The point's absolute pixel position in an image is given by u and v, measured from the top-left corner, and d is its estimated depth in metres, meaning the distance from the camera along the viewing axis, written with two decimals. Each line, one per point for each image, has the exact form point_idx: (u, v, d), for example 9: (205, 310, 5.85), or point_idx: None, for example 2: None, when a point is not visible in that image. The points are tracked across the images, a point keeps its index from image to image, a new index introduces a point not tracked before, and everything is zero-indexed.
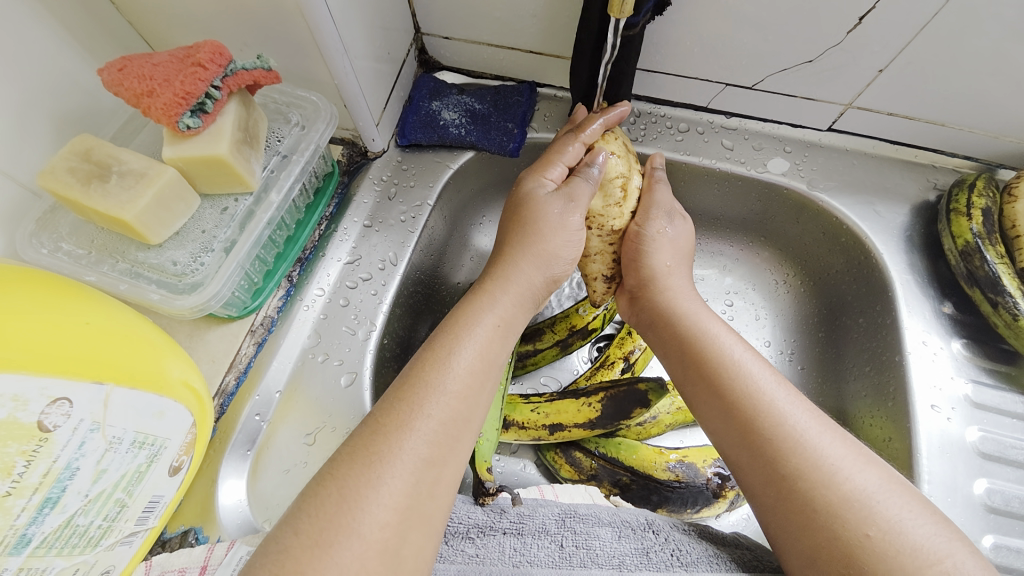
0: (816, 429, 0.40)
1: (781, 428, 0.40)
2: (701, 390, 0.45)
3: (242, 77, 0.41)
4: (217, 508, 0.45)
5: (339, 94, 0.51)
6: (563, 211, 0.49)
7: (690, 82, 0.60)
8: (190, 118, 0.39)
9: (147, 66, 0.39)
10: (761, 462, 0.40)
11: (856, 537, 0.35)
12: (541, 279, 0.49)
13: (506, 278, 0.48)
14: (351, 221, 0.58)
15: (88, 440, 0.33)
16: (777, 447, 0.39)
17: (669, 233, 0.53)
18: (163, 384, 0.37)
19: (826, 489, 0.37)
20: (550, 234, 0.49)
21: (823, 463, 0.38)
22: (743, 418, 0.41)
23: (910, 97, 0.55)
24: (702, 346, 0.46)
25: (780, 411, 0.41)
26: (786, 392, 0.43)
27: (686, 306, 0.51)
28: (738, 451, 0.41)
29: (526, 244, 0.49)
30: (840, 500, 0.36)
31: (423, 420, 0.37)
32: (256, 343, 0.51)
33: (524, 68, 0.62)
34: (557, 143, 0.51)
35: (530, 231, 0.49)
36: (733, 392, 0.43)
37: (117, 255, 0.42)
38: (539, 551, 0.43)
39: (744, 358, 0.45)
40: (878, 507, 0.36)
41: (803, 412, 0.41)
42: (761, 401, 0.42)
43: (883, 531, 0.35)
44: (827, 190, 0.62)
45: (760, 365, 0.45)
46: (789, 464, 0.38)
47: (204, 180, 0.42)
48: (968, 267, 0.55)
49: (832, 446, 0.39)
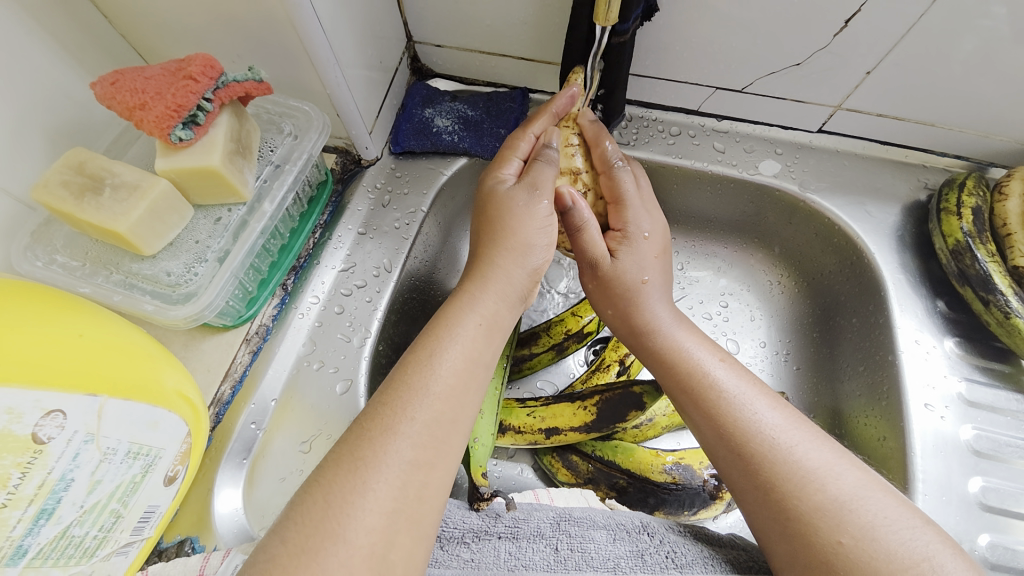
0: (792, 439, 0.40)
1: (751, 441, 0.40)
2: (680, 402, 0.45)
3: (233, 89, 0.41)
4: (213, 517, 0.45)
5: (332, 103, 0.51)
6: (528, 202, 0.47)
7: (680, 85, 0.61)
8: (182, 130, 0.40)
9: (139, 80, 0.39)
10: (739, 472, 0.40)
11: (830, 544, 0.35)
12: (523, 273, 0.47)
13: (485, 277, 0.46)
14: (346, 229, 0.58)
15: (82, 452, 0.33)
16: (750, 458, 0.40)
17: (626, 260, 0.50)
18: (158, 394, 0.37)
19: (799, 499, 0.37)
20: (520, 225, 0.47)
21: (795, 474, 0.38)
22: (718, 431, 0.42)
23: (899, 98, 0.56)
24: (677, 359, 0.47)
25: (751, 424, 0.41)
26: (759, 405, 0.42)
27: (661, 320, 0.50)
28: (719, 461, 0.42)
29: (500, 241, 0.47)
30: (814, 510, 0.36)
31: (408, 423, 0.37)
32: (251, 352, 0.51)
33: (515, 74, 0.63)
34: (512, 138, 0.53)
35: (500, 226, 0.47)
36: (707, 406, 0.43)
37: (111, 266, 0.42)
38: (535, 554, 0.43)
39: (718, 371, 0.45)
40: (852, 515, 0.36)
41: (778, 422, 0.41)
42: (732, 415, 0.42)
43: (857, 538, 0.35)
44: (819, 191, 0.62)
45: (736, 377, 0.44)
46: (763, 475, 0.39)
47: (197, 191, 0.43)
48: (959, 266, 0.55)
49: (807, 456, 0.39)
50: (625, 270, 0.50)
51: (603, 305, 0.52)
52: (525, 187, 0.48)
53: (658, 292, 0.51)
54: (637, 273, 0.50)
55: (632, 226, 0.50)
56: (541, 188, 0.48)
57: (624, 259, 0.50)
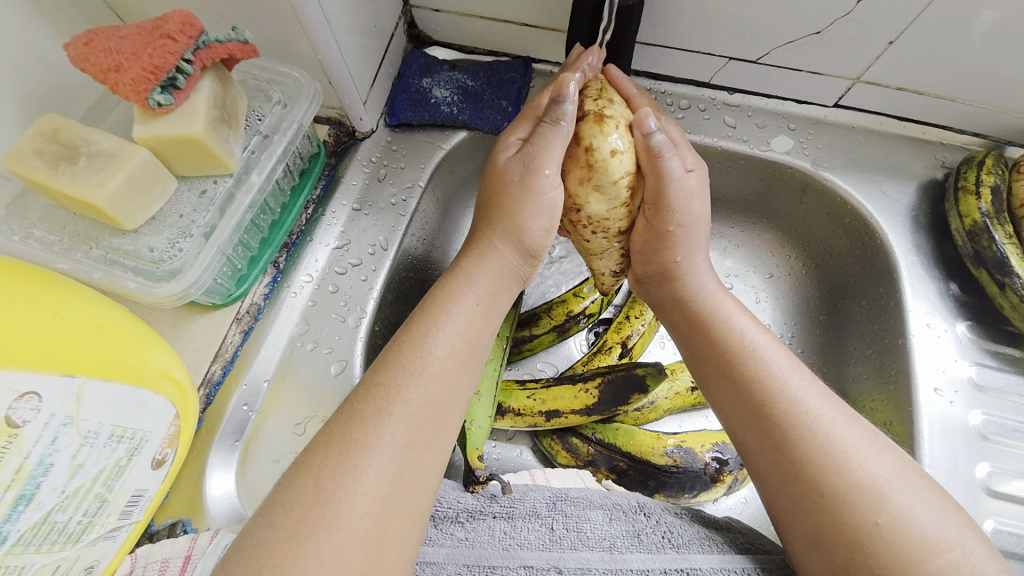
0: (831, 413, 0.39)
1: (794, 411, 0.39)
2: (715, 371, 0.44)
3: (215, 50, 0.38)
4: (206, 499, 0.44)
5: (323, 70, 0.48)
6: (524, 179, 0.43)
7: (691, 56, 0.57)
8: (160, 94, 0.37)
9: (113, 39, 0.36)
10: (771, 445, 0.39)
11: (865, 523, 0.34)
12: (518, 250, 0.46)
13: (482, 256, 0.46)
14: (340, 204, 0.56)
15: (61, 435, 0.31)
16: (788, 430, 0.38)
17: (699, 198, 0.46)
18: (141, 375, 0.36)
19: (837, 475, 0.36)
20: (518, 206, 0.44)
21: (834, 449, 0.37)
22: (756, 400, 0.40)
23: (921, 71, 0.53)
24: (717, 324, 0.45)
25: (795, 393, 0.39)
26: (803, 375, 0.41)
27: (704, 283, 0.48)
28: (749, 434, 0.40)
29: (496, 220, 0.45)
30: (851, 487, 0.35)
31: (402, 405, 0.36)
32: (242, 332, 0.49)
33: (518, 42, 0.59)
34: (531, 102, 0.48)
35: (501, 204, 0.45)
36: (748, 374, 0.41)
37: (90, 241, 0.40)
38: (530, 534, 0.42)
39: (759, 337, 0.43)
40: (889, 496, 0.35)
41: (817, 395, 0.40)
42: (775, 383, 0.40)
43: (894, 519, 0.34)
44: (832, 168, 0.60)
45: (775, 345, 0.43)
46: (798, 449, 0.37)
47: (179, 161, 0.40)
48: (975, 247, 0.53)
49: (846, 431, 0.38)
50: (697, 215, 0.46)
51: (670, 251, 0.47)
52: (523, 160, 0.43)
53: (700, 253, 0.49)
54: (704, 216, 0.47)
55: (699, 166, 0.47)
56: (547, 159, 0.43)
57: (699, 199, 0.46)
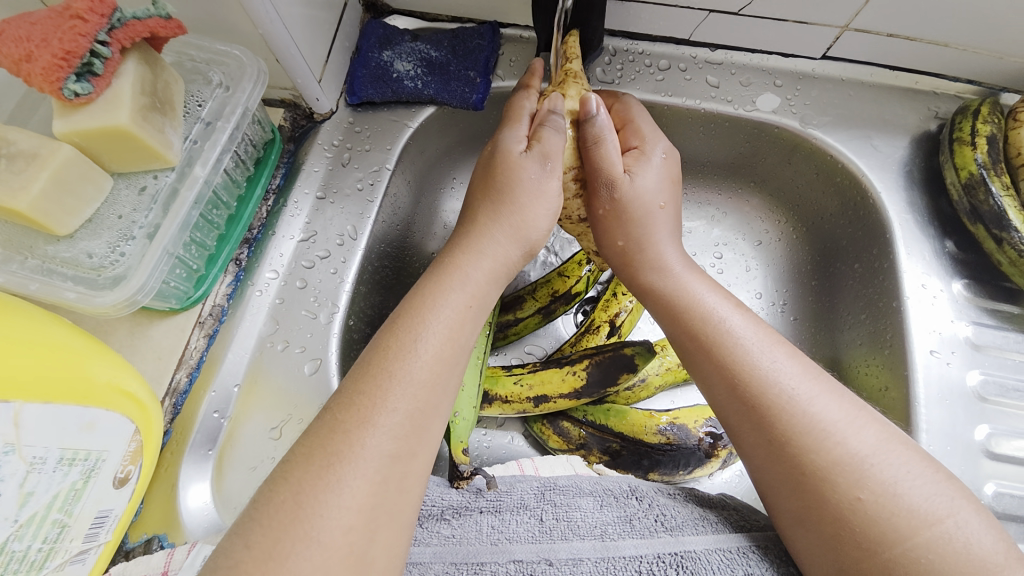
0: (809, 391, 0.37)
1: (768, 392, 0.37)
2: (689, 352, 0.42)
3: (134, 29, 0.34)
4: (181, 512, 0.42)
5: (268, 47, 0.44)
6: (540, 178, 0.43)
7: (669, 10, 0.53)
8: (76, 83, 0.33)
9: (22, 25, 0.32)
10: (750, 426, 0.37)
11: (846, 500, 0.33)
12: (505, 238, 0.43)
13: (479, 251, 0.42)
14: (303, 194, 0.52)
15: (2, 465, 0.29)
16: (765, 411, 0.37)
17: (643, 178, 0.46)
18: (89, 393, 0.34)
19: (816, 453, 0.34)
20: (530, 203, 0.43)
21: (813, 427, 0.35)
22: (731, 382, 0.38)
23: (914, 15, 0.49)
24: (686, 306, 0.43)
25: (768, 373, 0.38)
26: (777, 352, 0.39)
27: (670, 261, 0.46)
28: (730, 416, 0.39)
29: (501, 212, 0.43)
30: (831, 465, 0.34)
31: (388, 414, 0.34)
32: (207, 336, 0.47)
33: (482, 5, 0.55)
34: (515, 101, 0.48)
35: (508, 200, 0.43)
36: (720, 355, 0.39)
37: (24, 250, 0.37)
38: (518, 526, 0.40)
39: (733, 318, 0.41)
40: (872, 471, 0.33)
41: (795, 373, 0.38)
42: (748, 364, 0.38)
43: (877, 494, 0.33)
44: (821, 125, 0.57)
45: (751, 324, 0.41)
46: (778, 429, 0.36)
47: (111, 157, 0.37)
48: (971, 202, 0.51)
49: (826, 409, 0.36)
50: (642, 191, 0.45)
51: (609, 237, 0.47)
52: (536, 159, 0.43)
53: (667, 227, 0.47)
54: (655, 198, 0.46)
55: (649, 141, 0.47)
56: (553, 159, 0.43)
57: (643, 178, 0.46)
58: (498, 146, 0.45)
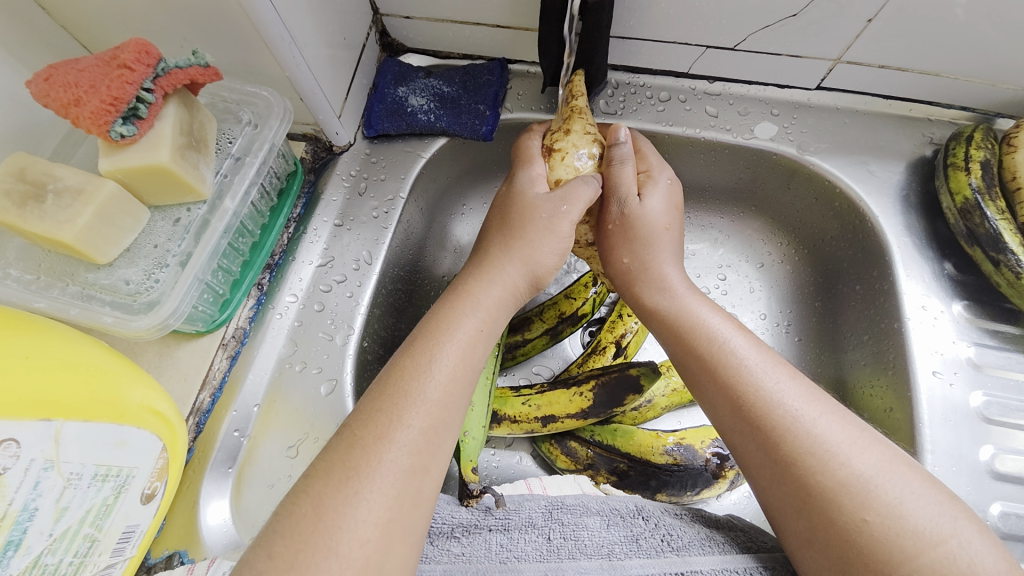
0: (813, 412, 0.38)
1: (773, 413, 0.38)
2: (695, 374, 0.43)
3: (176, 77, 0.38)
4: (201, 529, 0.44)
5: (294, 87, 0.48)
6: (552, 217, 0.45)
7: (668, 46, 0.56)
8: (122, 125, 0.36)
9: (72, 73, 0.36)
10: (756, 446, 0.38)
11: (852, 521, 0.34)
12: (518, 269, 0.45)
13: (491, 278, 0.45)
14: (322, 221, 0.55)
15: (43, 479, 0.31)
16: (770, 432, 0.38)
17: (652, 201, 0.48)
18: (123, 411, 0.36)
19: (821, 474, 0.35)
20: (539, 236, 0.45)
21: (817, 448, 0.36)
22: (735, 403, 0.40)
23: (903, 49, 0.52)
24: (690, 327, 0.44)
25: (772, 394, 0.39)
26: (780, 374, 0.40)
27: (674, 282, 0.47)
28: (735, 436, 0.40)
29: (511, 244, 0.45)
30: (836, 486, 0.35)
31: (404, 431, 0.35)
32: (229, 357, 0.49)
33: (492, 44, 0.58)
34: (522, 143, 0.51)
35: (519, 233, 0.45)
36: (724, 376, 0.41)
37: (66, 277, 0.39)
38: (527, 545, 0.41)
39: (736, 339, 0.43)
40: (877, 491, 0.34)
41: (798, 394, 0.39)
42: (752, 385, 0.40)
43: (883, 515, 0.33)
44: (818, 152, 0.59)
45: (753, 346, 0.42)
46: (783, 449, 0.37)
47: (149, 191, 0.40)
48: (968, 225, 0.52)
49: (829, 429, 0.37)
50: (651, 213, 0.47)
51: (618, 252, 0.48)
52: (554, 201, 0.45)
53: (672, 249, 0.48)
54: (661, 219, 0.48)
55: (656, 167, 0.50)
56: (571, 202, 0.45)
57: (651, 200, 0.48)
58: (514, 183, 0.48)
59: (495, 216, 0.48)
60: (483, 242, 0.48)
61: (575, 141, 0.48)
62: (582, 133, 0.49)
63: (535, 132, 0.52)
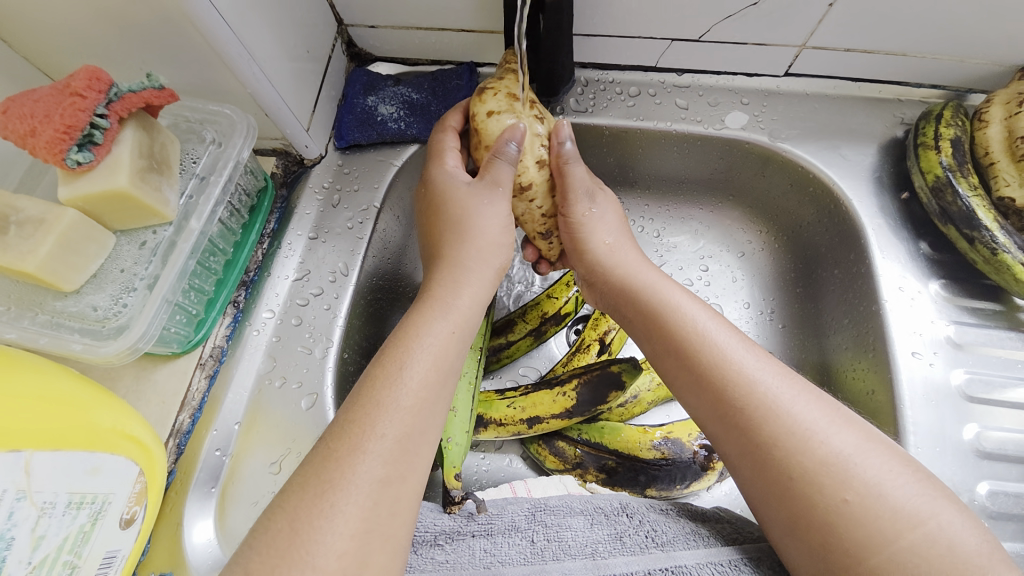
0: (790, 392, 0.38)
1: (753, 394, 0.38)
2: (673, 362, 0.43)
3: (130, 101, 0.38)
4: (186, 549, 0.43)
5: (257, 104, 0.48)
6: (491, 201, 0.47)
7: (634, 41, 0.56)
8: (78, 153, 0.36)
9: (26, 104, 0.35)
10: (737, 432, 0.38)
11: (834, 502, 0.34)
12: (486, 270, 0.47)
13: (457, 281, 0.45)
14: (296, 235, 0.55)
15: (16, 510, 0.31)
16: (750, 415, 0.38)
17: (601, 195, 0.53)
18: (95, 438, 0.36)
19: (802, 456, 0.35)
20: (484, 222, 0.47)
21: (797, 428, 0.36)
22: (715, 389, 0.39)
23: (866, 30, 0.52)
24: (665, 314, 0.44)
25: (750, 376, 0.39)
26: (756, 356, 0.40)
27: (643, 270, 0.49)
28: (714, 423, 0.40)
29: (462, 237, 0.47)
30: (816, 467, 0.35)
31: (378, 441, 0.35)
32: (208, 377, 0.49)
33: (458, 48, 0.59)
34: (433, 140, 0.51)
35: (461, 223, 0.47)
36: (701, 362, 0.41)
37: (35, 306, 0.39)
38: (511, 548, 0.41)
39: (710, 323, 0.43)
40: (856, 471, 0.34)
41: (775, 375, 0.39)
42: (732, 368, 0.39)
43: (862, 495, 0.33)
44: (790, 138, 0.59)
45: (727, 330, 0.42)
46: (763, 432, 0.37)
47: (113, 216, 0.40)
48: (940, 204, 0.52)
49: (807, 410, 0.37)
50: (594, 218, 0.51)
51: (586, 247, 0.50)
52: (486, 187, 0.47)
53: (623, 245, 0.52)
54: (611, 210, 0.53)
55: (584, 176, 0.56)
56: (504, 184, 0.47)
57: (597, 206, 0.52)
58: (430, 182, 0.50)
59: (425, 215, 0.51)
60: (434, 237, 0.49)
61: (505, 103, 0.47)
62: (509, 94, 0.47)
63: (449, 126, 0.51)
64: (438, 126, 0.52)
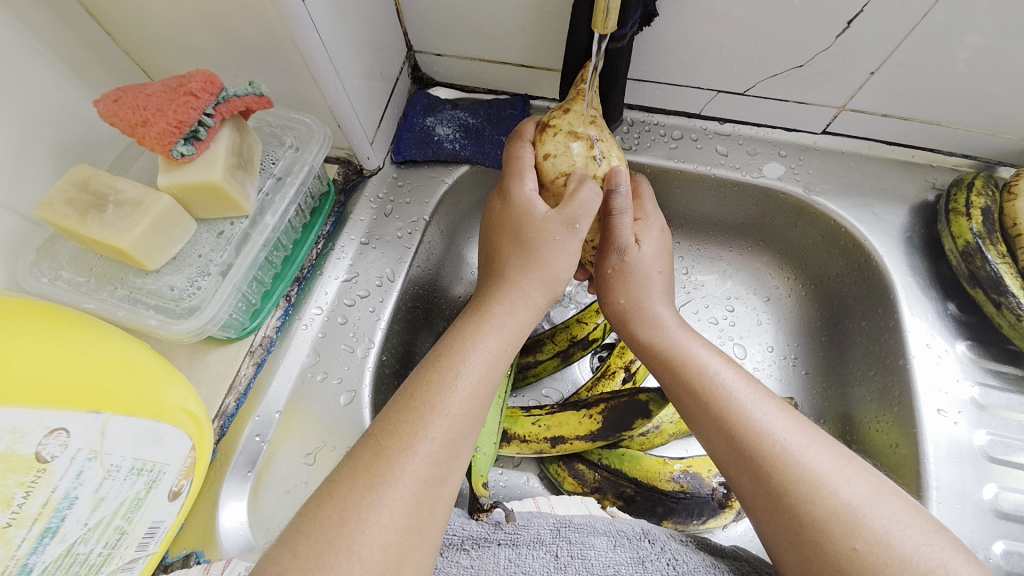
0: (801, 442, 0.39)
1: (763, 443, 0.39)
2: (687, 407, 0.44)
3: (234, 104, 0.42)
4: (219, 531, 0.45)
5: (333, 115, 0.52)
6: (565, 240, 0.46)
7: (681, 89, 0.60)
8: (183, 146, 0.40)
9: (141, 96, 0.39)
10: (749, 476, 0.39)
11: (844, 550, 0.34)
12: (545, 296, 0.47)
13: (513, 301, 0.45)
14: (348, 239, 0.58)
15: (86, 469, 0.33)
16: (762, 462, 0.39)
17: (647, 247, 0.50)
18: (161, 410, 0.38)
19: (812, 503, 0.36)
20: (555, 257, 0.46)
21: (807, 477, 0.37)
22: (727, 434, 0.41)
23: (903, 98, 0.55)
24: (682, 361, 0.46)
25: (761, 425, 0.40)
26: (769, 406, 0.42)
27: (665, 319, 0.49)
28: (729, 466, 0.41)
29: (528, 261, 0.46)
30: (826, 515, 0.36)
31: (427, 443, 0.37)
32: (255, 364, 0.52)
33: (515, 81, 0.63)
34: (512, 152, 0.51)
35: (532, 252, 0.46)
36: (715, 408, 0.42)
37: (115, 281, 0.43)
38: (535, 561, 0.43)
39: (725, 373, 0.44)
40: (864, 520, 0.35)
41: (787, 426, 0.40)
42: (742, 416, 0.41)
43: (871, 544, 0.34)
44: (825, 193, 0.61)
45: (742, 379, 0.44)
46: (775, 479, 0.38)
47: (199, 205, 0.43)
48: (969, 267, 0.54)
49: (817, 459, 0.38)
50: (647, 258, 0.50)
51: (614, 294, 0.50)
52: (564, 222, 0.45)
53: (663, 289, 0.51)
54: (655, 263, 0.50)
55: (651, 216, 0.52)
56: (583, 220, 0.46)
57: (647, 245, 0.50)
58: (509, 202, 0.48)
59: (499, 229, 0.49)
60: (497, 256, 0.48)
61: (562, 144, 0.49)
62: (568, 133, 0.49)
63: (525, 137, 0.52)
64: (516, 139, 0.52)
